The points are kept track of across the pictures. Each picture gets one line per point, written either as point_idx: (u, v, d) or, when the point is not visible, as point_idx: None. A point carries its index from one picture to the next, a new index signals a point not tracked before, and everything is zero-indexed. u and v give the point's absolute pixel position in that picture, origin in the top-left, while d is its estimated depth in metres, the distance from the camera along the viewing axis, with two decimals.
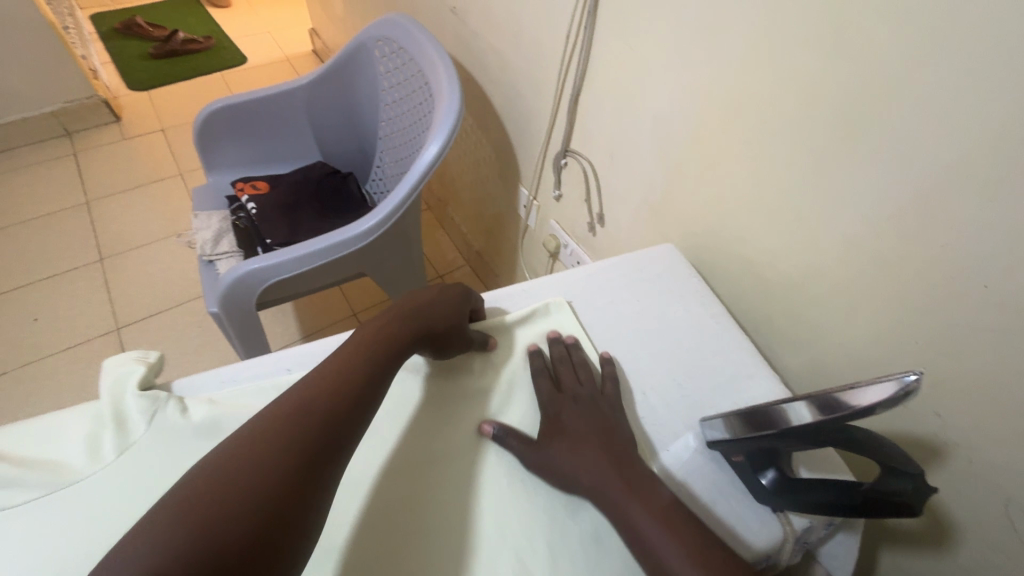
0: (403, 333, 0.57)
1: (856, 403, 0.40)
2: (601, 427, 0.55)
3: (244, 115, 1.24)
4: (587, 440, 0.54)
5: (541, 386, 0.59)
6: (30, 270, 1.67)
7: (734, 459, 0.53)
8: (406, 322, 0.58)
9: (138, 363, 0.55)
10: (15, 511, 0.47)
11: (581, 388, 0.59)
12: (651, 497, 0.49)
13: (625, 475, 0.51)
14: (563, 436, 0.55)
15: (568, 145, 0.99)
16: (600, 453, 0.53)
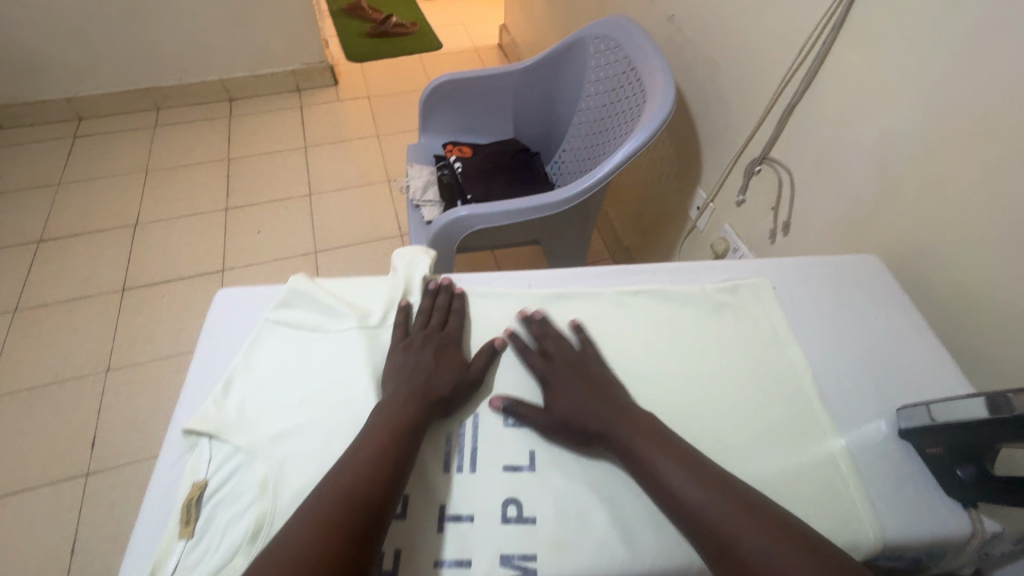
0: (402, 401, 0.56)
1: None
2: (597, 384, 0.60)
3: (464, 89, 1.44)
4: (588, 394, 0.58)
5: (533, 359, 0.62)
6: (259, 193, 2.06)
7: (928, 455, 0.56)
8: (404, 387, 0.58)
9: (424, 254, 0.72)
10: (344, 334, 0.64)
11: (570, 355, 0.62)
12: (691, 464, 0.52)
13: (657, 440, 0.54)
14: (563, 393, 0.59)
15: (767, 152, 1.04)
16: (604, 411, 0.56)
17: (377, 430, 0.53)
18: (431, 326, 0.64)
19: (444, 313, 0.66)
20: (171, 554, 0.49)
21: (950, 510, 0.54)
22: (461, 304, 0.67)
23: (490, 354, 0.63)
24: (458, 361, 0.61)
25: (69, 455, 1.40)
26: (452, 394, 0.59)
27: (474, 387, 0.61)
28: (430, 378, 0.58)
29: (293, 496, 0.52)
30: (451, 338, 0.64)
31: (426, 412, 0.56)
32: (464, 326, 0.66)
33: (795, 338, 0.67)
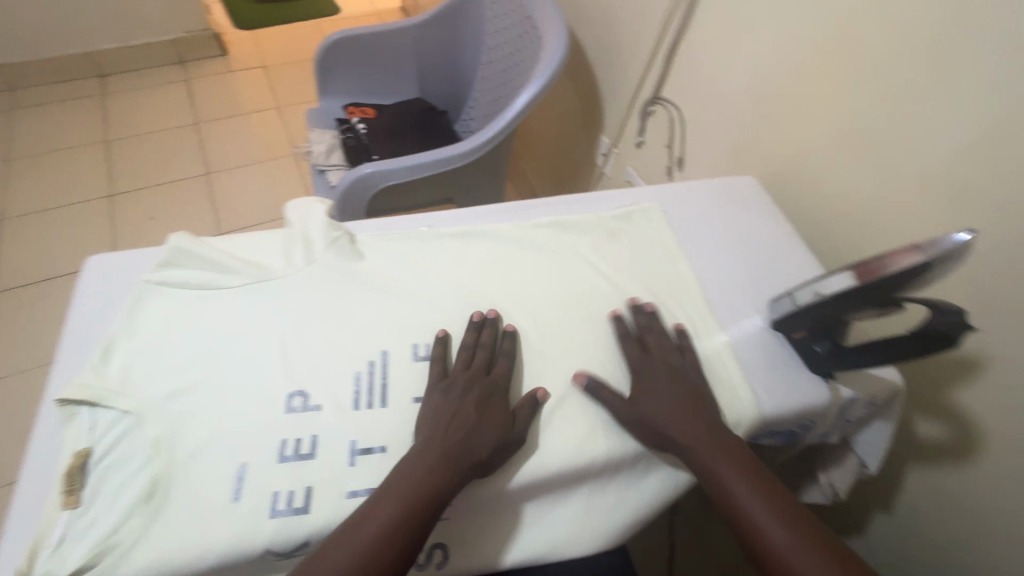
0: (440, 456, 0.50)
1: (907, 263, 0.51)
2: (695, 400, 0.57)
3: (361, 47, 1.38)
4: (683, 407, 0.56)
5: (629, 350, 0.60)
6: (147, 176, 1.88)
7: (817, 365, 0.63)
8: (441, 438, 0.51)
9: (318, 202, 0.69)
10: (236, 289, 0.61)
11: (666, 355, 0.60)
12: (757, 481, 0.53)
13: (727, 451, 0.54)
14: (654, 390, 0.57)
15: (659, 92, 1.09)
16: (699, 429, 0.55)
17: (412, 485, 0.49)
18: (476, 367, 0.57)
19: (491, 353, 0.58)
20: (56, 525, 0.46)
21: (813, 383, 0.62)
22: (512, 344, 0.59)
23: (532, 405, 0.56)
24: (503, 417, 0.54)
25: None
26: (494, 457, 0.52)
27: (517, 448, 0.53)
28: (471, 437, 0.52)
29: (191, 452, 0.50)
30: (499, 385, 0.56)
31: (463, 479, 0.50)
32: (509, 363, 0.58)
33: (684, 253, 0.72)
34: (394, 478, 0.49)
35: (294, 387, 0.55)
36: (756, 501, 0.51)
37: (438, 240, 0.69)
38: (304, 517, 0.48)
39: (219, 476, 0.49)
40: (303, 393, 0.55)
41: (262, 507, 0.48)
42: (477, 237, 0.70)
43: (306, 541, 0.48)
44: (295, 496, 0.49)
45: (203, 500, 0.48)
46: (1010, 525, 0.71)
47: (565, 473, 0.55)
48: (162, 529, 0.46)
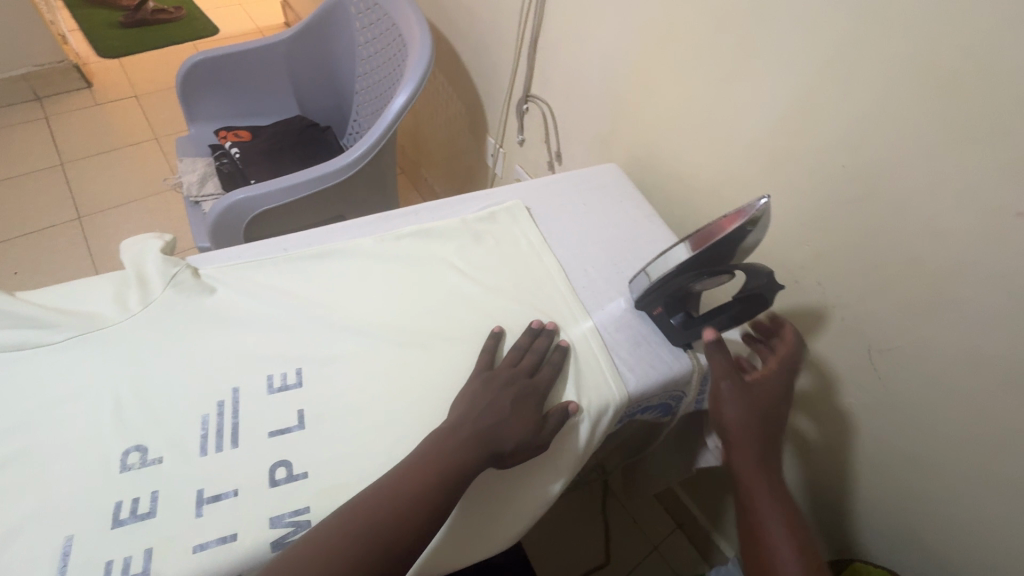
0: (473, 440, 0.52)
1: (726, 231, 0.55)
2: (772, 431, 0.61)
3: (226, 68, 1.31)
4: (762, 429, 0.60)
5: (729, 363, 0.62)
6: (6, 227, 1.69)
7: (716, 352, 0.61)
8: (475, 420, 0.53)
9: (157, 239, 0.65)
10: (59, 345, 0.56)
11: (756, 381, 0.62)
12: (773, 481, 0.59)
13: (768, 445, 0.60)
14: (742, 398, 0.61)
15: (529, 90, 1.11)
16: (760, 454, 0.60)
17: (452, 459, 0.51)
18: (521, 367, 0.59)
19: (539, 358, 0.61)
20: None
21: (675, 354, 0.65)
22: (560, 358, 0.61)
23: (562, 416, 0.57)
24: (532, 419, 0.56)
25: None
26: (516, 450, 0.54)
27: (537, 450, 0.55)
28: (500, 429, 0.53)
29: (4, 533, 0.45)
30: (539, 389, 0.58)
31: (482, 464, 0.52)
32: (551, 369, 0.60)
33: (548, 246, 0.73)
34: (438, 448, 0.51)
35: (130, 440, 0.51)
36: (768, 499, 0.58)
37: (291, 263, 0.66)
38: None
39: (39, 555, 0.44)
40: (141, 447, 0.51)
41: None
42: (333, 255, 0.68)
43: None
44: (133, 562, 0.45)
45: None
46: (869, 458, 0.77)
47: None
48: None
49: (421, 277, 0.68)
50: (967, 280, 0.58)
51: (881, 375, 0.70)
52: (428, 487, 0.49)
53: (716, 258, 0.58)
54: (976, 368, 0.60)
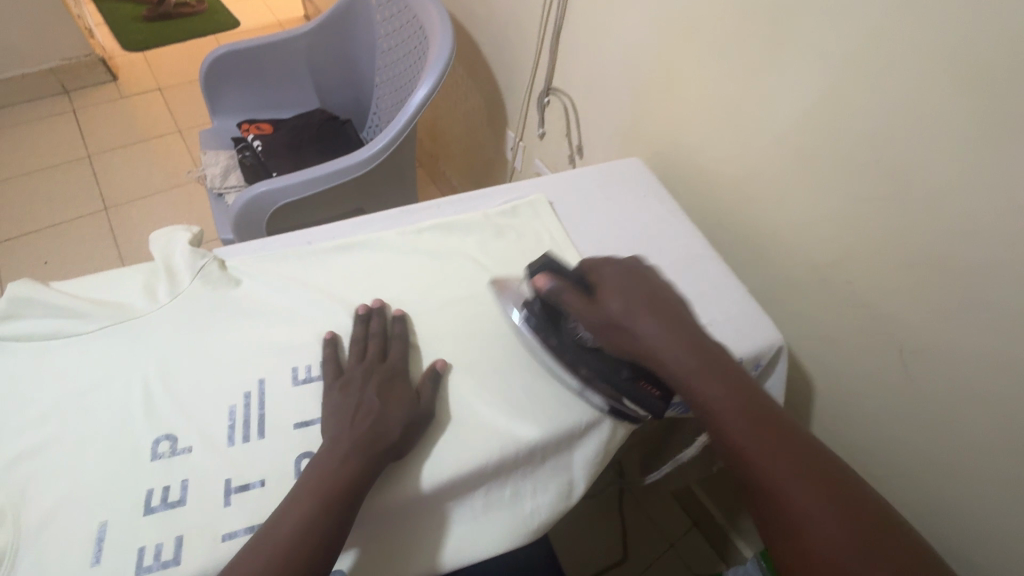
0: (352, 446, 0.50)
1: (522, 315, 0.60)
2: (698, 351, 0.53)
3: (248, 61, 1.32)
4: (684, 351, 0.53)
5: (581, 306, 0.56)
6: (36, 218, 1.74)
7: (573, 297, 0.57)
8: (348, 436, 0.51)
9: (185, 231, 0.66)
10: (93, 334, 0.57)
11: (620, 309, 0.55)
12: (749, 401, 0.50)
13: (723, 379, 0.51)
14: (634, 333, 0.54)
15: (550, 83, 1.10)
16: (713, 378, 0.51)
17: (340, 461, 0.49)
18: (370, 358, 0.57)
19: (383, 340, 0.59)
20: None
21: None
22: (402, 328, 0.60)
23: (434, 378, 0.57)
24: (407, 396, 0.55)
25: None
26: (405, 434, 0.52)
27: (429, 421, 0.55)
28: (379, 421, 0.52)
29: (40, 519, 0.46)
30: (396, 367, 0.57)
31: (381, 461, 0.50)
32: (402, 344, 0.59)
33: (570, 241, 0.73)
34: (315, 472, 0.48)
35: (159, 430, 0.52)
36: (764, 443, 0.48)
37: (315, 256, 0.66)
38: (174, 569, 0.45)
39: (75, 541, 0.46)
40: (171, 436, 0.52)
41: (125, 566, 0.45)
42: (357, 249, 0.68)
43: None
44: (164, 548, 0.46)
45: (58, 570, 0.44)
46: (890, 462, 0.75)
47: (457, 483, 0.53)
48: None
49: (443, 272, 0.67)
50: (1008, 281, 0.55)
51: (912, 377, 0.68)
52: (317, 510, 0.46)
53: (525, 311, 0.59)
54: (1011, 375, 0.58)
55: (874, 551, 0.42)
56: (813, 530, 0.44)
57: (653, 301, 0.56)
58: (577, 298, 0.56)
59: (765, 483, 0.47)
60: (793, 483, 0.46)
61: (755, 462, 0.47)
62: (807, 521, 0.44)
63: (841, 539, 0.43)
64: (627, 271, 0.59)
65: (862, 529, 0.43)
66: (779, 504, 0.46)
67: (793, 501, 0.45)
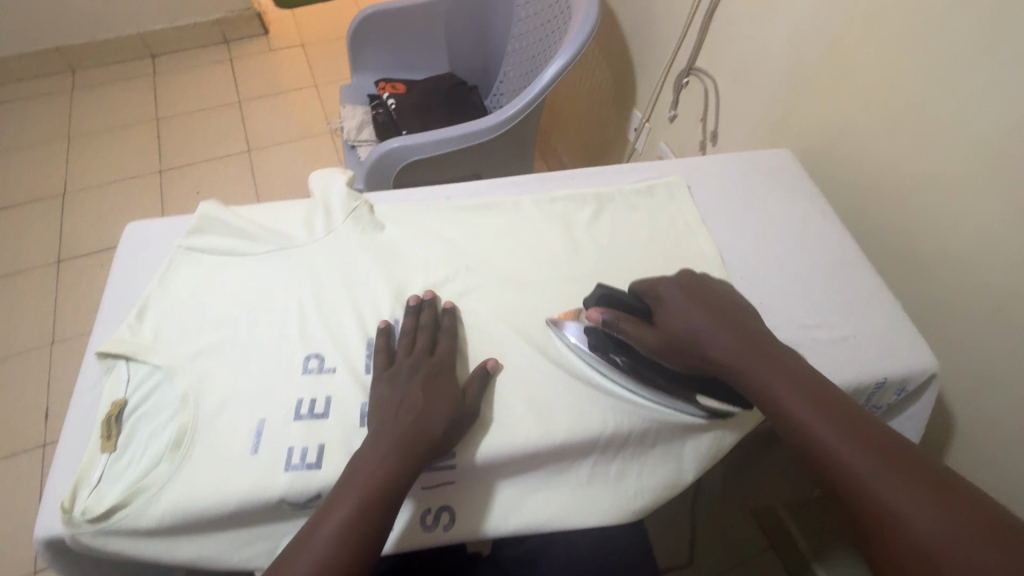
0: (394, 444, 0.49)
1: (584, 344, 0.58)
2: (734, 322, 0.54)
3: (392, 22, 1.38)
4: (722, 323, 0.54)
5: (636, 330, 0.55)
6: (193, 152, 1.96)
7: (629, 323, 0.56)
8: (389, 436, 0.49)
9: (341, 173, 0.71)
10: (260, 256, 0.64)
11: (677, 314, 0.55)
12: (776, 358, 0.51)
13: (756, 347, 0.52)
14: (694, 331, 0.54)
15: (693, 63, 1.04)
16: (743, 341, 0.52)
17: (381, 466, 0.48)
18: (417, 351, 0.56)
19: (433, 333, 0.58)
20: (94, 466, 0.50)
21: (843, 369, 0.60)
22: (452, 322, 0.59)
23: (482, 376, 0.55)
24: (452, 392, 0.53)
25: (21, 429, 1.37)
26: (448, 433, 0.51)
27: (470, 420, 0.53)
28: (421, 420, 0.50)
29: (213, 408, 0.53)
30: (444, 363, 0.56)
31: (423, 460, 0.49)
32: (450, 343, 0.57)
33: (705, 228, 0.70)
34: (355, 472, 0.48)
35: (308, 350, 0.58)
36: (791, 394, 0.49)
37: (454, 212, 0.69)
38: (316, 471, 0.50)
39: (239, 431, 0.52)
40: (319, 355, 0.57)
41: (278, 461, 0.51)
42: (494, 210, 0.70)
43: (317, 495, 0.50)
44: (309, 452, 0.51)
45: (226, 453, 0.51)
46: None
47: (570, 448, 0.55)
48: (187, 475, 0.50)
49: (575, 242, 0.68)
50: None
51: None
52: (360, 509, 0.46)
53: (589, 339, 0.58)
54: None
55: (901, 474, 0.43)
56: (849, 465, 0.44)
57: (704, 300, 0.56)
58: (634, 325, 0.56)
59: (787, 420, 0.48)
60: (813, 415, 0.47)
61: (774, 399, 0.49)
62: (845, 465, 0.44)
63: (869, 464, 0.44)
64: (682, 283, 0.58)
65: (887, 454, 0.44)
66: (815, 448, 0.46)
67: (828, 447, 0.46)
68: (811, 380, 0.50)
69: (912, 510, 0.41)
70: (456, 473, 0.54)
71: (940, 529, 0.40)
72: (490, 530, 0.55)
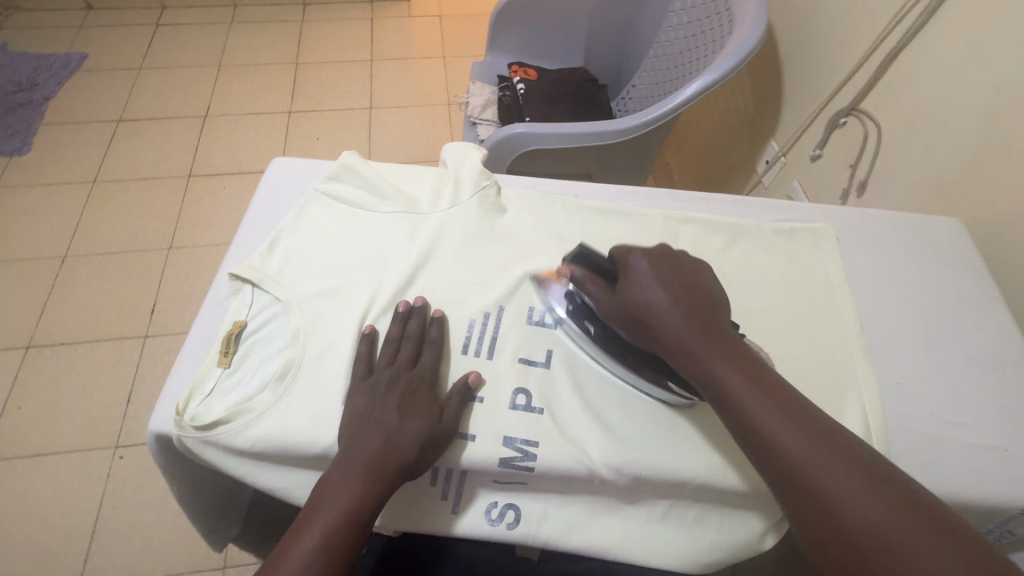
0: (364, 467, 0.46)
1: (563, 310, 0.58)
2: (694, 300, 0.48)
3: (539, 7, 1.36)
4: (682, 299, 0.48)
5: (600, 295, 0.52)
6: (321, 100, 2.07)
7: (594, 286, 0.52)
8: (354, 459, 0.47)
9: (476, 150, 0.71)
10: (385, 213, 0.65)
11: (638, 282, 0.50)
12: (732, 347, 0.45)
13: (714, 335, 0.46)
14: (654, 307, 0.48)
15: (856, 104, 0.95)
16: (701, 327, 0.47)
17: (347, 493, 0.46)
18: (398, 363, 0.54)
19: (416, 345, 0.55)
20: (208, 377, 0.54)
21: (986, 481, 0.52)
22: (438, 334, 0.56)
23: (462, 393, 0.52)
24: (430, 409, 0.51)
25: (130, 317, 1.52)
26: (422, 455, 0.49)
27: (447, 441, 0.51)
28: (393, 438, 0.48)
29: (318, 350, 0.55)
30: (425, 378, 0.53)
31: (395, 480, 0.47)
32: (427, 355, 0.55)
33: (847, 289, 0.63)
34: (319, 498, 0.46)
35: None
36: (745, 389, 0.43)
37: (580, 212, 0.67)
38: None
39: (336, 381, 0.54)
40: None
41: None
42: (620, 218, 0.67)
43: None
44: None
45: (320, 396, 0.53)
46: None
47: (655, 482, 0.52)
48: (284, 408, 0.52)
49: None
50: None
51: None
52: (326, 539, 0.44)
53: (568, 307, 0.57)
54: None
55: (868, 486, 0.37)
56: (813, 475, 0.39)
57: (672, 272, 0.50)
58: (599, 287, 0.52)
59: (742, 426, 0.42)
60: (774, 422, 0.41)
61: (737, 404, 0.43)
62: (806, 472, 0.39)
63: (827, 471, 0.38)
64: (653, 254, 0.52)
65: (857, 468, 0.38)
66: (775, 457, 0.40)
67: (788, 454, 0.40)
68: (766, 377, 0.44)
69: (877, 527, 0.36)
70: (530, 476, 0.53)
71: (911, 549, 0.34)
72: (550, 543, 0.53)
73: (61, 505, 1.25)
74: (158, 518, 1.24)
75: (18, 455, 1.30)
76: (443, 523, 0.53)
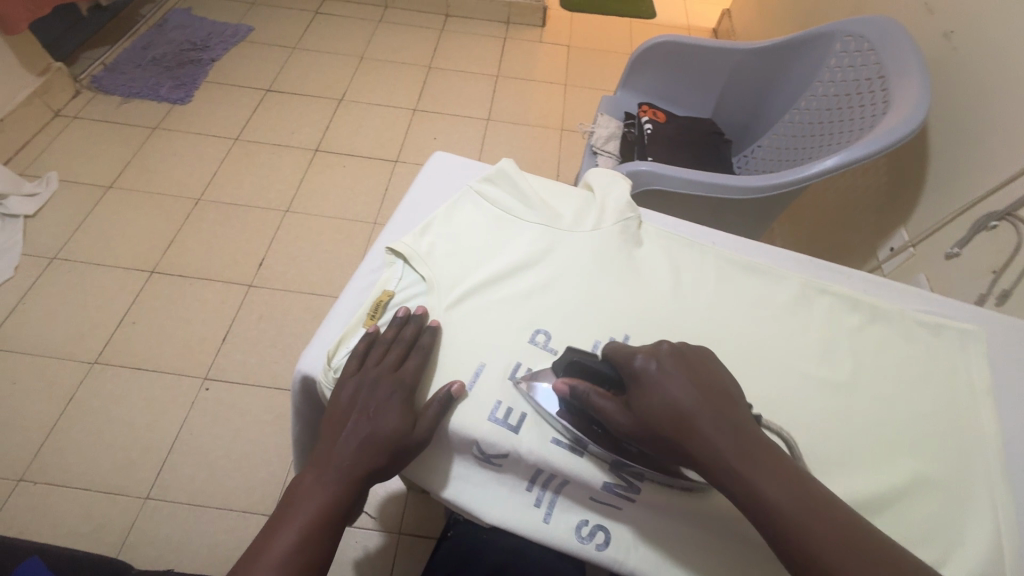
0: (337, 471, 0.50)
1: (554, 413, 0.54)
2: (719, 405, 0.44)
3: (681, 54, 1.39)
4: (707, 405, 0.44)
5: (610, 409, 0.47)
6: (445, 104, 2.20)
7: (603, 398, 0.48)
8: (331, 462, 0.50)
9: (621, 179, 0.75)
10: (527, 221, 0.69)
11: (657, 393, 0.45)
12: (766, 454, 0.42)
13: (740, 436, 0.42)
14: (674, 417, 0.44)
15: (1013, 209, 0.89)
16: (730, 433, 0.42)
17: (320, 496, 0.49)
18: (384, 364, 0.55)
19: (406, 349, 0.56)
20: (353, 334, 0.59)
21: None
22: (429, 342, 0.57)
23: (441, 402, 0.53)
24: (403, 416, 0.52)
25: (240, 265, 1.66)
26: (392, 460, 0.51)
27: (420, 447, 0.52)
28: (366, 442, 0.51)
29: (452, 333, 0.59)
30: (404, 383, 0.54)
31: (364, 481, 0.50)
32: (411, 359, 0.56)
33: (993, 399, 0.60)
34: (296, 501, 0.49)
35: (537, 330, 0.61)
36: (777, 496, 0.40)
37: (717, 259, 0.68)
38: (513, 434, 0.54)
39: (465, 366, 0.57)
40: (546, 333, 0.60)
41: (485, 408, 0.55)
42: (758, 273, 0.68)
43: (505, 454, 0.54)
44: (512, 414, 0.55)
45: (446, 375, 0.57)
46: None
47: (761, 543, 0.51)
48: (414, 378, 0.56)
49: (837, 343, 0.62)
50: None
51: None
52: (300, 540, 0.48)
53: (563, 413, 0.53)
54: None
55: None
56: None
57: (694, 372, 0.46)
58: (604, 399, 0.48)
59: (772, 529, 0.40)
60: (811, 532, 0.39)
61: (768, 505, 0.40)
62: None
63: None
64: (669, 352, 0.47)
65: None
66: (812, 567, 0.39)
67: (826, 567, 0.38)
68: (796, 480, 0.41)
69: None
70: (629, 504, 0.53)
71: None
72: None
73: (150, 418, 1.37)
74: (226, 454, 1.33)
75: (124, 365, 1.44)
76: (535, 527, 0.54)
